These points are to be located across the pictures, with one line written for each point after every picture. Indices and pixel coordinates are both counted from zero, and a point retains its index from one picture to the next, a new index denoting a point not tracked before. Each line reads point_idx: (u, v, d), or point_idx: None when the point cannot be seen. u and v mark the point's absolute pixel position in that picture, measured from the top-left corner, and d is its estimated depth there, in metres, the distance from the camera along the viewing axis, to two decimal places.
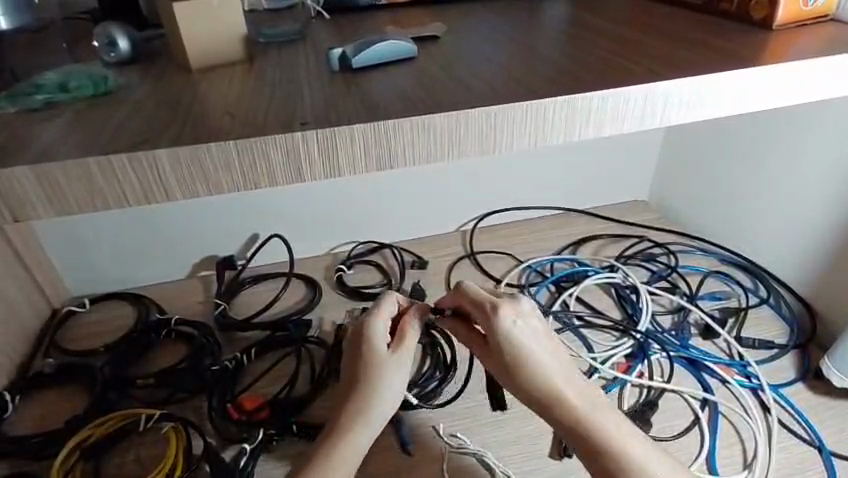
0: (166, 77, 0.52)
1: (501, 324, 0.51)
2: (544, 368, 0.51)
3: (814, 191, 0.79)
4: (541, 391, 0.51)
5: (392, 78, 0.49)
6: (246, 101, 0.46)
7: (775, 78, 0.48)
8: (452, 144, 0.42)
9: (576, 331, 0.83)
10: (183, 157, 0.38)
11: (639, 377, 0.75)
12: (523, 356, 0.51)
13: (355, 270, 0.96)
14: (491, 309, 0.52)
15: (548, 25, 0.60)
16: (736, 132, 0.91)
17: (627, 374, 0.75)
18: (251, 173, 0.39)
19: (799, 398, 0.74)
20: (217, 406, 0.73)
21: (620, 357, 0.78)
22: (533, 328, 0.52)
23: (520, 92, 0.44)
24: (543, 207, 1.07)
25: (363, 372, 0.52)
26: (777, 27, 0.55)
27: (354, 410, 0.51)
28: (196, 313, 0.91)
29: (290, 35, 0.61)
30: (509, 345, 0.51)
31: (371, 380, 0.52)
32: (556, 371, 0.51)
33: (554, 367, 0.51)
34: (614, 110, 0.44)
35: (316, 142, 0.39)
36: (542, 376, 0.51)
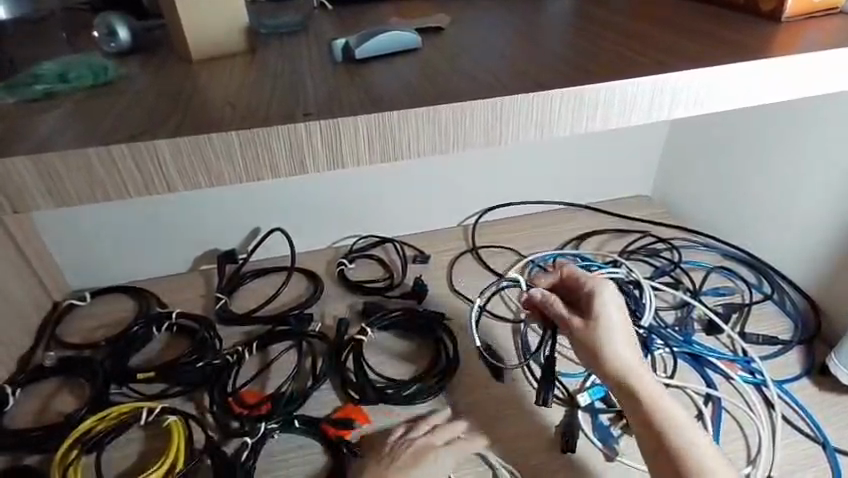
0: (166, 68, 0.52)
1: (600, 300, 0.61)
2: (622, 344, 0.58)
3: (821, 187, 0.79)
4: (613, 360, 0.57)
5: (395, 69, 0.49)
6: (248, 92, 0.45)
7: (784, 70, 0.47)
8: (457, 137, 0.42)
9: None
10: (185, 148, 0.37)
11: None
12: (607, 328, 0.59)
13: (357, 265, 0.96)
14: (594, 286, 0.62)
15: (554, 16, 0.59)
16: (742, 125, 0.90)
17: None
18: (254, 163, 0.39)
19: (804, 394, 0.74)
20: (219, 400, 0.72)
21: None
22: (621, 313, 0.61)
23: (526, 83, 0.43)
24: (545, 201, 1.06)
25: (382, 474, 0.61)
26: (787, 19, 0.54)
27: None
28: (197, 307, 0.90)
29: (292, 26, 0.60)
30: (600, 308, 0.60)
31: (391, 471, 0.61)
32: (634, 355, 0.58)
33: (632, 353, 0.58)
34: (622, 103, 0.44)
35: (319, 133, 0.39)
36: (621, 353, 0.58)
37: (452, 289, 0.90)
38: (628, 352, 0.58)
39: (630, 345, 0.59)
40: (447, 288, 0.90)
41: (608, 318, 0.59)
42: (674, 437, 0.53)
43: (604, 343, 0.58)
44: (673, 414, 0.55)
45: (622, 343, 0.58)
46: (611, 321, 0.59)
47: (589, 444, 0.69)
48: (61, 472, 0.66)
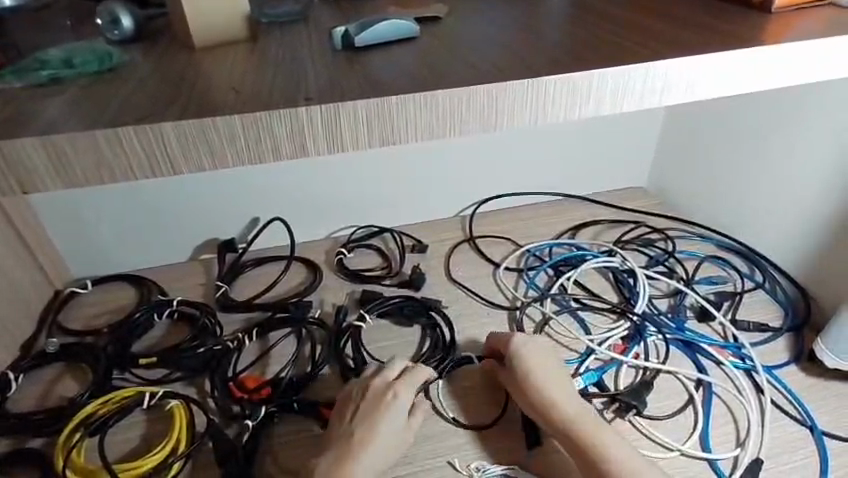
0: (168, 55, 0.53)
1: (516, 350, 0.71)
2: (542, 383, 0.68)
3: (811, 175, 0.81)
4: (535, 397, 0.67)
5: (394, 57, 0.50)
6: (250, 78, 0.46)
7: (772, 60, 0.48)
8: (454, 123, 0.43)
9: (575, 314, 0.84)
10: (190, 130, 0.38)
11: (636, 358, 0.76)
12: (525, 373, 0.69)
13: (356, 254, 0.97)
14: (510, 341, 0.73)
15: (551, 6, 0.60)
16: (735, 116, 0.92)
17: (624, 355, 0.76)
18: (256, 146, 0.40)
19: (793, 379, 0.76)
20: (220, 385, 0.74)
21: (615, 339, 0.79)
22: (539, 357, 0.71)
23: (521, 71, 0.45)
24: (541, 192, 1.08)
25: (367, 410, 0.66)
26: (776, 10, 0.55)
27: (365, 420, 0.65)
28: (197, 295, 0.91)
29: (292, 16, 0.61)
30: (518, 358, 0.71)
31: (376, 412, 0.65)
32: (557, 385, 0.68)
33: (557, 384, 0.68)
34: (614, 90, 0.45)
35: (321, 117, 0.40)
36: (542, 390, 0.67)
37: (449, 278, 0.92)
38: (547, 388, 0.67)
39: (555, 376, 0.69)
40: (444, 277, 0.91)
41: (526, 364, 0.70)
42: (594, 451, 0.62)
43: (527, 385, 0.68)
44: (591, 430, 0.63)
45: (547, 378, 0.68)
46: (536, 360, 0.70)
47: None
48: (65, 454, 0.67)
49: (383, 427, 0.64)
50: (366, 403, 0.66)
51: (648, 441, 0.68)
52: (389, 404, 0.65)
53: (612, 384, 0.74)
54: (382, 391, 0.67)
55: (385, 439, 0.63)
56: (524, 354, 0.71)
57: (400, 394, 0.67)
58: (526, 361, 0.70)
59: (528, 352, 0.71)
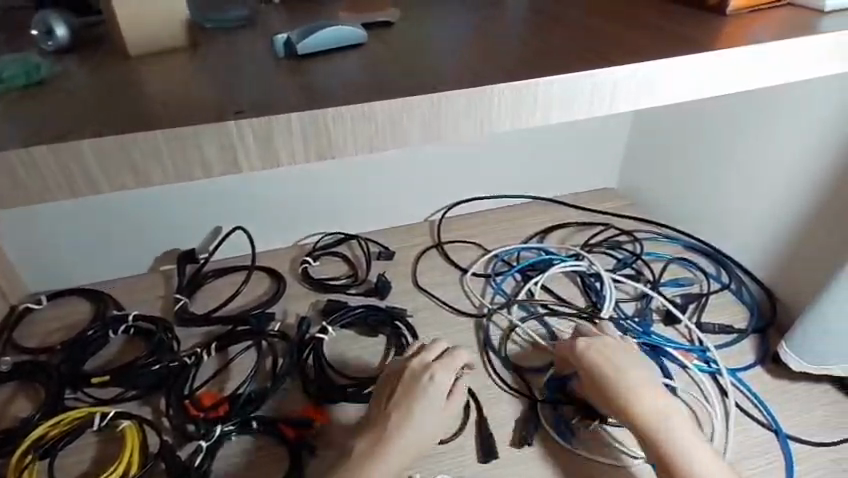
0: (103, 64, 0.50)
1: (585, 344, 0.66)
2: (622, 379, 0.63)
3: (776, 178, 0.81)
4: (616, 395, 0.62)
5: (339, 65, 0.48)
6: (186, 88, 0.44)
7: (724, 64, 0.47)
8: (395, 133, 0.41)
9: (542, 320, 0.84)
10: (109, 147, 0.36)
11: None
12: (601, 367, 0.64)
13: (321, 262, 0.95)
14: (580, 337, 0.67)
15: (506, 10, 0.59)
16: (702, 119, 0.92)
17: None
18: (182, 164, 0.38)
19: (757, 382, 0.76)
20: (175, 403, 0.71)
21: None
22: (614, 352, 0.65)
23: (466, 79, 0.43)
24: (510, 196, 1.07)
25: (400, 399, 0.61)
26: (731, 12, 0.54)
27: (401, 408, 0.60)
28: (156, 308, 0.88)
29: (239, 20, 0.59)
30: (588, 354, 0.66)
31: (411, 398, 0.61)
32: (644, 384, 0.62)
33: (638, 382, 0.63)
34: (562, 97, 0.44)
35: (251, 132, 0.38)
36: (624, 386, 0.62)
37: (415, 285, 0.90)
38: (632, 383, 0.62)
39: (641, 371, 0.64)
40: (409, 285, 0.90)
41: (602, 360, 0.65)
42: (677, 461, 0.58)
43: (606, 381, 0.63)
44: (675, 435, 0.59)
45: (633, 375, 0.63)
46: (612, 355, 0.65)
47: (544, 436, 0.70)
48: None
49: (420, 410, 0.60)
50: (403, 384, 0.62)
51: (611, 449, 0.69)
52: (423, 390, 0.61)
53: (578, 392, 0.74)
54: (418, 372, 0.63)
55: (424, 419, 0.60)
56: (593, 346, 0.66)
57: (441, 372, 0.63)
58: (598, 357, 0.65)
59: (593, 344, 0.66)
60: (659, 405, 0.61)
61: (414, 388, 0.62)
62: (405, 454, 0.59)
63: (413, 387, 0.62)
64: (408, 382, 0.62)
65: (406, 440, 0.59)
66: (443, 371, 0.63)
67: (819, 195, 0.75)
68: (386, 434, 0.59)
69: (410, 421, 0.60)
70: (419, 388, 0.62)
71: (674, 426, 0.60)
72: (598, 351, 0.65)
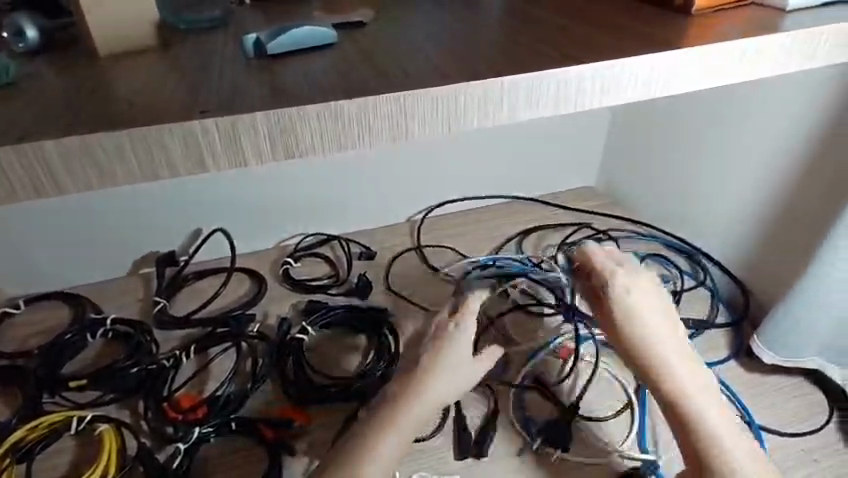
0: (74, 65, 0.50)
1: (621, 294, 0.53)
2: (656, 341, 0.54)
3: (746, 174, 0.82)
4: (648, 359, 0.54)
5: (308, 64, 0.48)
6: (154, 89, 0.44)
7: (688, 61, 0.48)
8: (361, 132, 0.41)
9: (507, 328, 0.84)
10: (73, 147, 0.36)
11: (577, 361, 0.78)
12: (638, 326, 0.54)
13: (302, 263, 0.95)
14: (617, 276, 0.54)
15: (478, 13, 0.60)
16: (676, 117, 0.93)
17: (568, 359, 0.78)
18: (148, 163, 0.38)
19: (731, 376, 0.77)
20: (154, 406, 0.71)
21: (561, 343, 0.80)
22: (648, 303, 0.54)
23: (433, 79, 0.43)
24: (491, 196, 1.07)
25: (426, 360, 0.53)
26: (696, 13, 0.55)
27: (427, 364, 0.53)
28: (135, 312, 0.88)
29: (212, 22, 0.59)
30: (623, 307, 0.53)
31: (439, 352, 0.54)
32: (681, 358, 0.55)
33: (673, 347, 0.55)
34: (527, 96, 0.44)
35: (216, 131, 0.38)
36: (660, 351, 0.54)
37: (387, 288, 0.90)
38: (668, 350, 0.54)
39: (670, 327, 0.55)
40: (381, 290, 0.89)
41: (643, 321, 0.54)
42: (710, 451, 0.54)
43: (643, 346, 0.54)
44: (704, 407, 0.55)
45: (664, 341, 0.54)
46: (648, 313, 0.54)
47: (517, 432, 0.71)
48: None
49: (449, 357, 0.54)
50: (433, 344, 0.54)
51: (585, 443, 0.70)
52: (452, 340, 0.54)
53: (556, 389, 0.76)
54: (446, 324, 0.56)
55: (454, 365, 0.54)
56: (632, 298, 0.53)
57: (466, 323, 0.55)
58: (635, 313, 0.53)
59: (630, 294, 0.54)
60: (694, 381, 0.55)
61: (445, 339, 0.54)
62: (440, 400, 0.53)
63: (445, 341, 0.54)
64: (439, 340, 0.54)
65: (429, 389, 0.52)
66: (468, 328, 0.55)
67: (787, 191, 0.77)
68: (418, 378, 0.53)
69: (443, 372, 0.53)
70: (446, 337, 0.54)
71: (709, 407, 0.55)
72: (636, 307, 0.53)
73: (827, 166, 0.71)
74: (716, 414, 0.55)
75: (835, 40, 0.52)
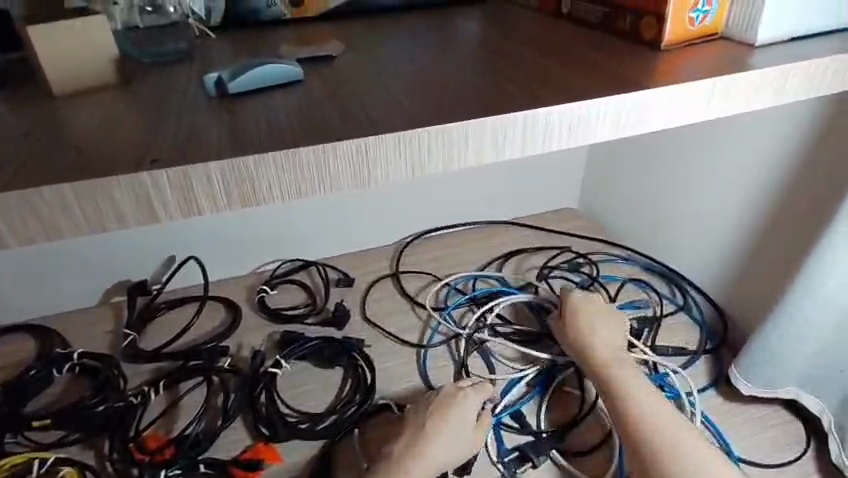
0: (27, 103, 0.48)
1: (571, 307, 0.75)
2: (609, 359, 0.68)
3: (721, 201, 0.83)
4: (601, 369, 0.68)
5: (271, 104, 0.47)
6: (107, 132, 0.42)
7: (658, 100, 0.47)
8: (322, 179, 0.40)
9: (489, 356, 0.82)
10: (13, 201, 0.34)
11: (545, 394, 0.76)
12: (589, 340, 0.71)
13: (278, 291, 0.93)
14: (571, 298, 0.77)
15: (448, 48, 0.59)
16: (652, 142, 0.93)
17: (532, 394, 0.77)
18: (95, 216, 0.36)
19: (711, 406, 0.76)
20: (119, 447, 0.68)
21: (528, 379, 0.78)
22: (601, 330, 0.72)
23: (398, 122, 0.42)
24: (471, 219, 1.07)
25: (433, 420, 0.64)
26: (666, 48, 0.55)
27: (435, 419, 0.64)
28: (104, 345, 0.85)
29: (177, 54, 0.57)
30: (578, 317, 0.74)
31: (445, 411, 0.65)
32: (635, 373, 0.66)
33: (627, 369, 0.67)
34: (495, 138, 0.44)
35: (168, 182, 0.36)
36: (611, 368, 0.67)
37: (364, 317, 0.88)
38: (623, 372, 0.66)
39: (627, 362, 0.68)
40: (359, 318, 0.88)
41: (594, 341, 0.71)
42: (648, 435, 0.59)
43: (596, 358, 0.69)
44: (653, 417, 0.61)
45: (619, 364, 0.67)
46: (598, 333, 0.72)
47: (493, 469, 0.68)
48: None
49: (454, 418, 0.64)
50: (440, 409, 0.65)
51: None
52: (457, 407, 0.65)
53: (535, 421, 0.73)
54: (453, 391, 0.67)
55: (458, 425, 0.64)
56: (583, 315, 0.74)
57: (470, 392, 0.67)
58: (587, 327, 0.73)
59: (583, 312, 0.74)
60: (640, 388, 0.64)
61: (454, 401, 0.65)
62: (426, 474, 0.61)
63: (450, 405, 0.65)
64: (446, 400, 0.66)
65: (425, 455, 0.61)
66: (463, 403, 0.66)
67: (762, 219, 0.77)
68: (417, 449, 0.62)
69: (448, 434, 0.63)
70: (453, 397, 0.66)
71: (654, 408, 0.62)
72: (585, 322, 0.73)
73: (802, 195, 0.71)
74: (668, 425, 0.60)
75: (805, 78, 0.52)
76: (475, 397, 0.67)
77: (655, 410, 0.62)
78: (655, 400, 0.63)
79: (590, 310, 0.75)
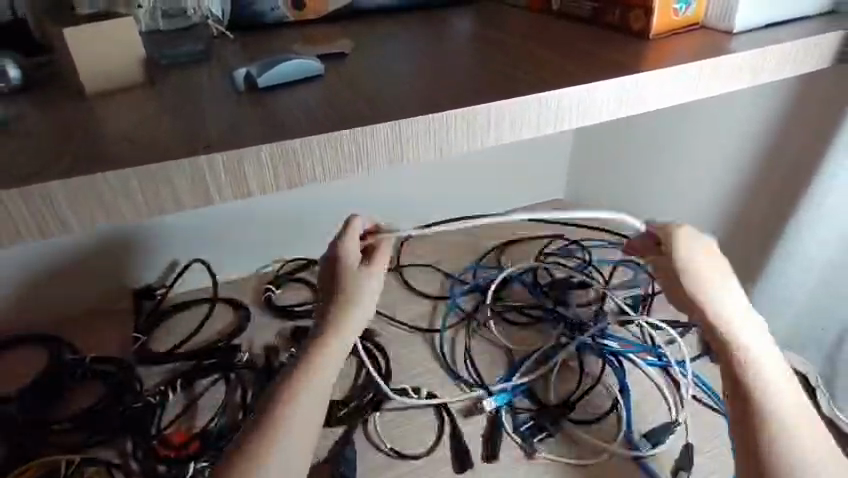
0: (61, 104, 0.50)
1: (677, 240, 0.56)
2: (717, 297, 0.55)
3: (700, 183, 0.88)
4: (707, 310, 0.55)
5: (299, 97, 0.49)
6: (149, 125, 0.45)
7: (653, 82, 0.52)
8: (360, 159, 0.43)
9: (494, 335, 0.86)
10: (79, 186, 0.37)
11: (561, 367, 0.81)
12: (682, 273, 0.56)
13: (284, 289, 0.95)
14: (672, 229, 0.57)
15: (451, 44, 0.63)
16: (631, 129, 0.98)
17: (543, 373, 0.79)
18: (154, 199, 0.39)
19: (707, 372, 0.81)
20: (143, 445, 0.69)
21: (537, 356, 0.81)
22: (709, 261, 0.57)
23: (424, 107, 0.46)
24: (465, 213, 1.11)
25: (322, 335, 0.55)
26: (653, 37, 0.60)
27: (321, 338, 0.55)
28: (114, 350, 0.85)
29: (193, 55, 0.60)
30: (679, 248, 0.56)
31: (330, 326, 0.56)
32: (753, 325, 0.55)
33: (741, 312, 0.55)
34: (513, 120, 0.48)
35: (222, 164, 0.39)
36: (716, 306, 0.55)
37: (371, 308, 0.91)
38: (736, 314, 0.55)
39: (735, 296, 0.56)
40: None
41: (691, 268, 0.56)
42: (764, 418, 0.50)
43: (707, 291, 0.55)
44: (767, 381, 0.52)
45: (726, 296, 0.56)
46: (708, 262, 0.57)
47: (508, 438, 0.72)
48: None
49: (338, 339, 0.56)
50: (320, 334, 0.56)
51: (578, 445, 0.71)
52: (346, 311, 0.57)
53: (546, 396, 0.77)
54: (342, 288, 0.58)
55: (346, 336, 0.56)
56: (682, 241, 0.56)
57: (365, 278, 0.59)
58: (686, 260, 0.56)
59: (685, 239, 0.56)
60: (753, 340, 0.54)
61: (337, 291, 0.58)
62: (314, 415, 0.51)
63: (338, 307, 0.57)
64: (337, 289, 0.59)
65: (311, 384, 0.52)
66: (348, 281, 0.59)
67: (742, 195, 0.83)
68: (304, 374, 0.52)
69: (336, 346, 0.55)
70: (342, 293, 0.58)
71: (769, 371, 0.53)
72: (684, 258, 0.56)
73: (777, 173, 0.78)
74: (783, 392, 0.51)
75: (779, 61, 0.58)
76: (361, 304, 0.58)
77: (768, 377, 0.52)
78: (765, 356, 0.53)
79: (702, 242, 0.57)
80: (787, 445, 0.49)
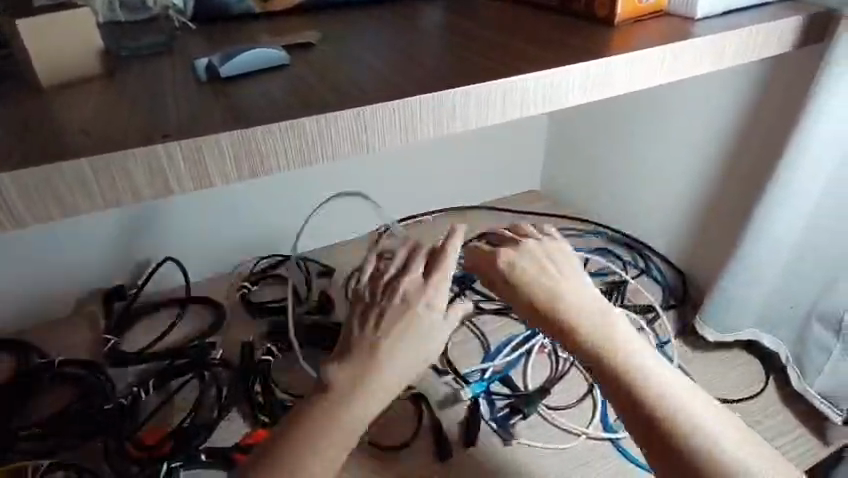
0: (13, 98, 0.48)
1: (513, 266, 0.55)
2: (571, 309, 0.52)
3: (673, 168, 0.91)
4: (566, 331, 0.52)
5: (262, 86, 0.49)
6: (104, 117, 0.44)
7: (618, 66, 0.53)
8: (322, 146, 0.43)
9: (473, 324, 0.86)
10: (29, 179, 0.36)
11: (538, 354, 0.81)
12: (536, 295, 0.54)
13: (261, 286, 0.94)
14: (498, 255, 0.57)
15: (418, 33, 0.63)
16: (605, 118, 1.00)
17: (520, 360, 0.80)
18: (111, 191, 0.38)
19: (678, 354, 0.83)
20: (116, 446, 0.68)
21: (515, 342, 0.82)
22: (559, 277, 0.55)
23: (389, 94, 0.46)
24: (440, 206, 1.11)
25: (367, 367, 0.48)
26: (618, 24, 0.61)
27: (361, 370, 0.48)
28: (84, 352, 0.83)
29: (155, 46, 0.59)
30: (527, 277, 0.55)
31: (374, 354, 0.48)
32: (613, 325, 0.52)
33: (595, 315, 0.52)
34: (478, 105, 0.48)
35: (181, 153, 0.39)
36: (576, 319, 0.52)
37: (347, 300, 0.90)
38: (595, 321, 0.52)
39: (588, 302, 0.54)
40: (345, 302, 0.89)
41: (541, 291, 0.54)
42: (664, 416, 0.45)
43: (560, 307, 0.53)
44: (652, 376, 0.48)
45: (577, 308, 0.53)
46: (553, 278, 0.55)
47: (486, 424, 0.72)
48: None
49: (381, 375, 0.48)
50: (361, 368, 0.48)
51: (557, 430, 0.72)
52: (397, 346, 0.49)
53: (523, 383, 0.78)
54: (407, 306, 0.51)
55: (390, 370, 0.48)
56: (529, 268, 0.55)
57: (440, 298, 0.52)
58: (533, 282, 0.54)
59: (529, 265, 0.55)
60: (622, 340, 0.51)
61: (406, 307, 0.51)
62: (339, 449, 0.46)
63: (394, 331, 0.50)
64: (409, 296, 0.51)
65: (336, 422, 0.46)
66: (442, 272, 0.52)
67: (711, 179, 0.85)
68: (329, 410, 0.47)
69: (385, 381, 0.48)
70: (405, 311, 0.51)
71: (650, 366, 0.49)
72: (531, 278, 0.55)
73: (753, 140, 0.78)
74: (676, 382, 0.48)
75: (740, 46, 0.59)
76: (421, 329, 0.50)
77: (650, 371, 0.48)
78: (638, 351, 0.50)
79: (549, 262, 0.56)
80: (697, 439, 0.44)
